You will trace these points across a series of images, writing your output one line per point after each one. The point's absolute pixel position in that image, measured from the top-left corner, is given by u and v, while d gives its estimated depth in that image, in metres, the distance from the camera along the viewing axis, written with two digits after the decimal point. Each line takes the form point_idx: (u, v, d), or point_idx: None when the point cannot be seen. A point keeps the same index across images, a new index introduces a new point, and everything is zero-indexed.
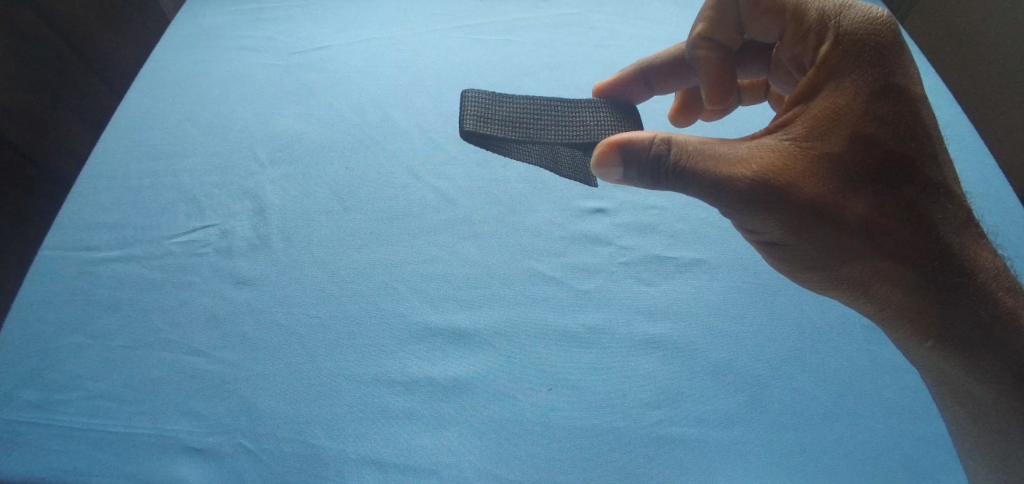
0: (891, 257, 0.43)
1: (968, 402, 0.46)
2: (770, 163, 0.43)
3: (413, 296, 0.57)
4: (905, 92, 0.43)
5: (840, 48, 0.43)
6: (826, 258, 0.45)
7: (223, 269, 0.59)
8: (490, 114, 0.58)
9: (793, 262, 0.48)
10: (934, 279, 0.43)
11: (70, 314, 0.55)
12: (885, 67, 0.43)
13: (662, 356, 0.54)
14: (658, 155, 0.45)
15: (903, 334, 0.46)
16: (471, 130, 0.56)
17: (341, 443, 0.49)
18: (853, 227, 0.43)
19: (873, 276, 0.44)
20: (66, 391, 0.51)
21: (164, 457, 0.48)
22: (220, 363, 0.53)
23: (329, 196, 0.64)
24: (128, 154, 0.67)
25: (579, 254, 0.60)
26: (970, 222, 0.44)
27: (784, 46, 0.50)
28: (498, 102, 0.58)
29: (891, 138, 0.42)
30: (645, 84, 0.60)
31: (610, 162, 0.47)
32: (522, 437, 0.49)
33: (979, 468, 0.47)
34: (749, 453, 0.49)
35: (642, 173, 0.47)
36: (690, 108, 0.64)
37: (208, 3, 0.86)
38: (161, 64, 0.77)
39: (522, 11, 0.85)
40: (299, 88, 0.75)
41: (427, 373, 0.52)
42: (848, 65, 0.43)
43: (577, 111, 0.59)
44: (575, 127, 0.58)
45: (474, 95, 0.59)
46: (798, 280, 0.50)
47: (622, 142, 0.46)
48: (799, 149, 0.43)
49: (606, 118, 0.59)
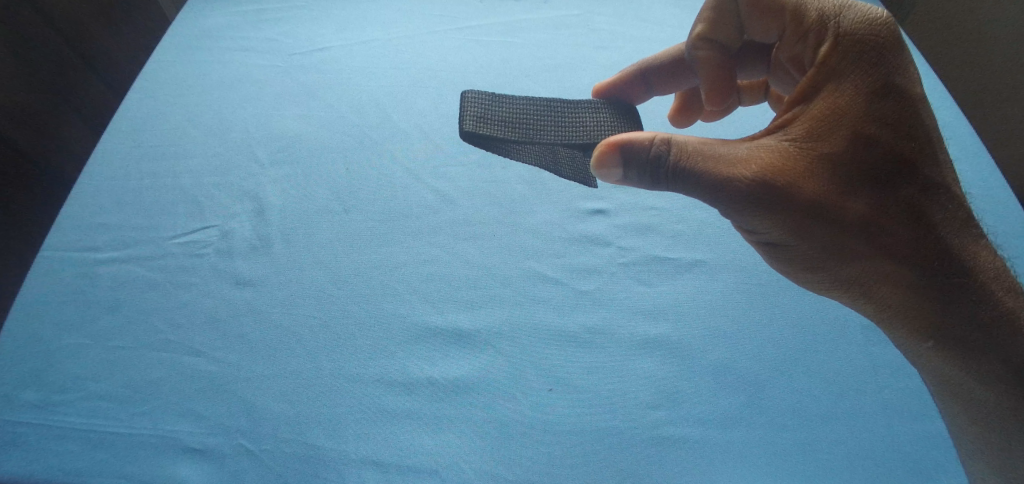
0: (891, 257, 0.43)
1: (968, 402, 0.46)
2: (769, 164, 0.43)
3: (413, 297, 0.57)
4: (905, 92, 0.43)
5: (840, 48, 0.43)
6: (826, 258, 0.45)
7: (224, 269, 0.59)
8: (490, 114, 0.57)
9: (793, 262, 0.48)
10: (934, 279, 0.43)
11: (70, 315, 0.56)
12: (885, 67, 0.43)
13: (662, 357, 0.54)
14: (658, 155, 0.45)
15: (902, 334, 0.46)
16: (471, 131, 0.56)
17: (342, 443, 0.49)
18: (854, 227, 0.43)
19: (873, 276, 0.44)
20: (67, 392, 0.51)
21: (165, 457, 0.48)
22: (220, 364, 0.53)
23: (329, 197, 0.64)
24: (129, 154, 0.67)
25: (579, 255, 0.60)
26: (970, 223, 0.44)
27: (784, 46, 0.50)
28: (498, 103, 0.58)
29: (891, 138, 0.42)
30: (645, 85, 0.60)
31: (610, 162, 0.47)
32: (521, 438, 0.49)
33: (980, 468, 0.47)
34: (749, 453, 0.49)
35: (642, 174, 0.47)
36: (690, 108, 0.64)
37: (208, 4, 0.86)
38: (162, 64, 0.77)
39: (522, 13, 0.85)
40: (299, 89, 0.75)
41: (427, 374, 0.52)
42: (848, 65, 0.43)
43: (576, 112, 0.59)
44: (575, 128, 0.58)
45: (474, 95, 0.58)
46: (798, 281, 0.50)
47: (622, 143, 0.46)
48: (798, 149, 0.43)
49: (606, 118, 0.59)
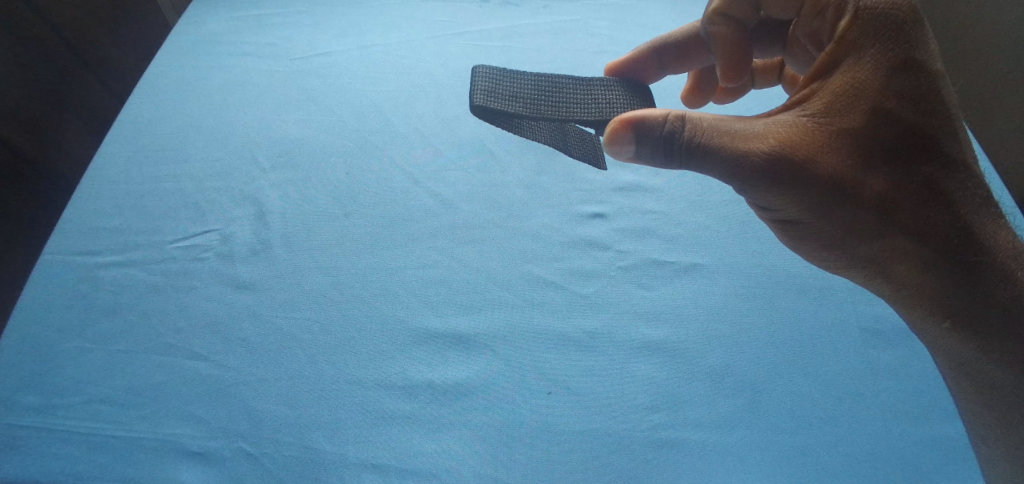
0: (909, 233, 0.43)
1: (982, 386, 0.47)
2: (785, 140, 0.43)
3: (413, 301, 0.57)
4: (924, 67, 0.43)
5: (860, 23, 0.43)
6: (840, 236, 0.45)
7: (224, 273, 0.59)
8: (501, 90, 0.56)
9: (808, 240, 0.48)
10: (951, 256, 0.43)
11: (71, 319, 0.56)
12: (904, 43, 0.43)
13: (660, 359, 0.54)
14: (671, 133, 0.45)
15: (919, 314, 0.46)
16: (482, 106, 0.54)
17: (342, 447, 0.49)
18: (872, 203, 0.43)
19: (890, 254, 0.45)
20: (67, 396, 0.52)
21: (164, 461, 0.48)
22: (221, 368, 0.53)
23: (329, 202, 0.65)
24: (131, 159, 0.68)
25: (578, 259, 0.60)
26: (988, 202, 0.44)
27: (801, 23, 0.51)
28: (510, 79, 0.57)
29: (910, 116, 0.42)
30: (659, 65, 0.60)
31: (622, 140, 0.46)
32: (520, 442, 0.49)
33: (999, 460, 0.47)
34: (749, 456, 0.49)
35: (654, 152, 0.47)
36: (702, 88, 0.65)
37: (211, 9, 0.86)
38: (163, 69, 0.77)
39: (521, 19, 0.86)
40: (300, 93, 0.75)
41: (427, 377, 0.52)
42: (867, 39, 0.43)
43: (589, 90, 0.58)
44: (588, 105, 0.56)
45: (486, 71, 0.57)
46: (812, 259, 0.51)
47: (635, 120, 0.46)
48: (814, 125, 0.43)
49: (617, 98, 0.58)
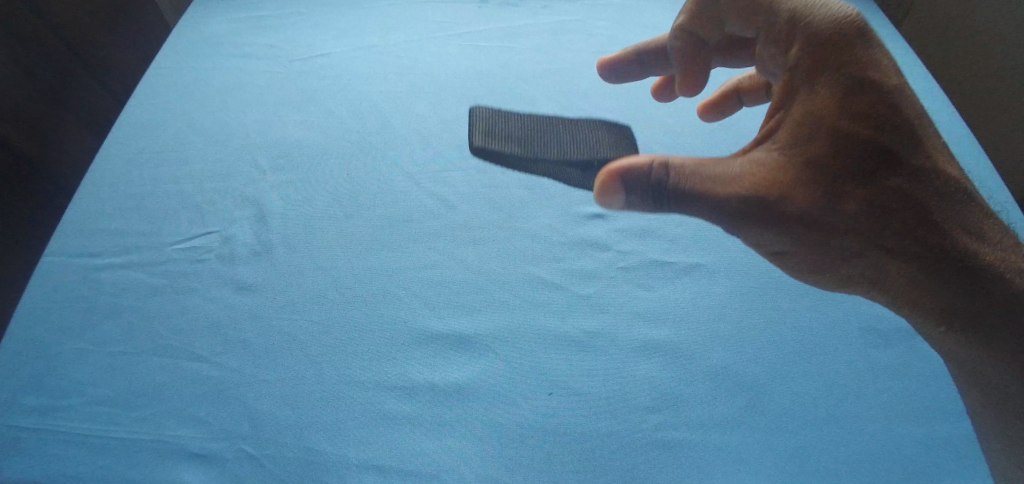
0: (896, 248, 0.43)
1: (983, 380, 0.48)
2: (769, 170, 0.43)
3: (413, 302, 0.57)
4: (883, 86, 0.43)
5: (812, 51, 0.44)
6: (834, 258, 0.45)
7: (224, 274, 0.59)
8: (497, 132, 0.59)
9: (800, 266, 0.48)
10: (942, 264, 0.43)
11: (71, 321, 0.56)
12: (857, 65, 0.43)
13: (661, 360, 0.54)
14: (659, 184, 0.44)
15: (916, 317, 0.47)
16: (480, 147, 0.57)
17: (343, 448, 0.49)
18: (860, 224, 0.43)
19: (881, 269, 0.45)
20: (67, 398, 0.51)
21: (164, 463, 0.48)
22: (222, 369, 0.53)
23: (330, 203, 0.65)
24: (131, 161, 0.68)
25: (579, 260, 0.61)
26: (965, 203, 0.45)
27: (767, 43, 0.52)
28: (503, 122, 0.61)
29: (880, 135, 0.43)
30: (642, 66, 0.62)
31: (609, 193, 0.45)
32: (521, 443, 0.49)
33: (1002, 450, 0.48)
34: (751, 457, 0.49)
35: (644, 201, 0.45)
36: (716, 100, 0.66)
37: (211, 12, 0.87)
38: (163, 71, 0.78)
39: (521, 20, 0.86)
40: (300, 94, 0.75)
41: (427, 379, 0.52)
42: (829, 65, 0.43)
43: (577, 133, 0.62)
44: (579, 145, 0.60)
45: (480, 113, 0.61)
46: (802, 282, 0.50)
47: (620, 171, 0.44)
48: (797, 155, 0.43)
49: (603, 140, 0.62)
